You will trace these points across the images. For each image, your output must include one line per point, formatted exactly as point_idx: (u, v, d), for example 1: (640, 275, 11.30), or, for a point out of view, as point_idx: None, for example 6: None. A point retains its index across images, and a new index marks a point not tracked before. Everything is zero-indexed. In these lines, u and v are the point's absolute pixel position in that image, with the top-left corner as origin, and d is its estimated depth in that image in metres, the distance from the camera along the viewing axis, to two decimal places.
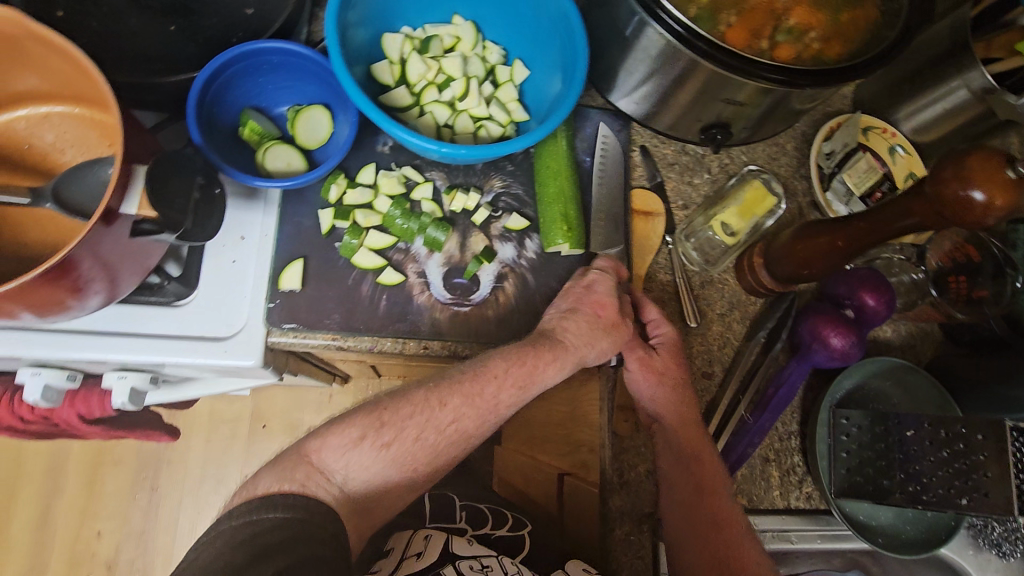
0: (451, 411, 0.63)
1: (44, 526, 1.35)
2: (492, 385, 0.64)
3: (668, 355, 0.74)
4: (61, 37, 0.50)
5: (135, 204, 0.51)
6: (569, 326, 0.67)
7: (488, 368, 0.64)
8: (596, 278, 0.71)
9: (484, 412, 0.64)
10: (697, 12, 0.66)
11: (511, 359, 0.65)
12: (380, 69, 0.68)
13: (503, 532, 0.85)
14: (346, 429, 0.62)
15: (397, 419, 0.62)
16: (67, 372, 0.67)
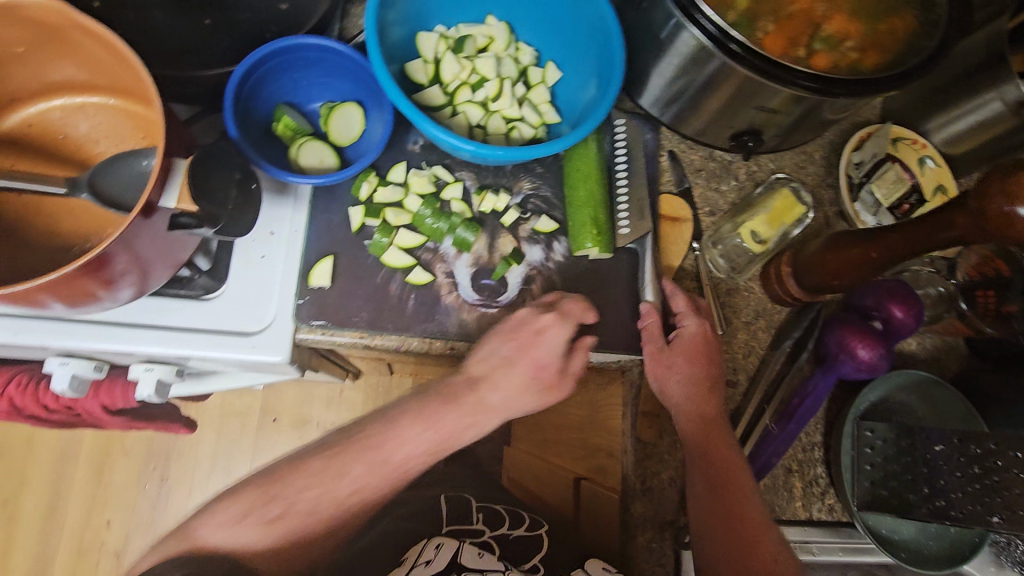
0: (351, 481, 0.66)
1: (54, 514, 1.35)
2: (399, 452, 0.67)
3: (684, 349, 0.71)
4: (106, 27, 0.50)
5: (175, 197, 0.51)
6: (499, 381, 0.68)
7: (400, 432, 0.67)
8: (548, 317, 0.67)
9: (391, 473, 0.67)
10: (735, 18, 0.65)
11: (426, 422, 0.67)
12: (414, 68, 0.68)
13: (523, 533, 0.83)
14: (234, 503, 0.66)
15: (286, 490, 0.66)
16: (94, 363, 0.67)
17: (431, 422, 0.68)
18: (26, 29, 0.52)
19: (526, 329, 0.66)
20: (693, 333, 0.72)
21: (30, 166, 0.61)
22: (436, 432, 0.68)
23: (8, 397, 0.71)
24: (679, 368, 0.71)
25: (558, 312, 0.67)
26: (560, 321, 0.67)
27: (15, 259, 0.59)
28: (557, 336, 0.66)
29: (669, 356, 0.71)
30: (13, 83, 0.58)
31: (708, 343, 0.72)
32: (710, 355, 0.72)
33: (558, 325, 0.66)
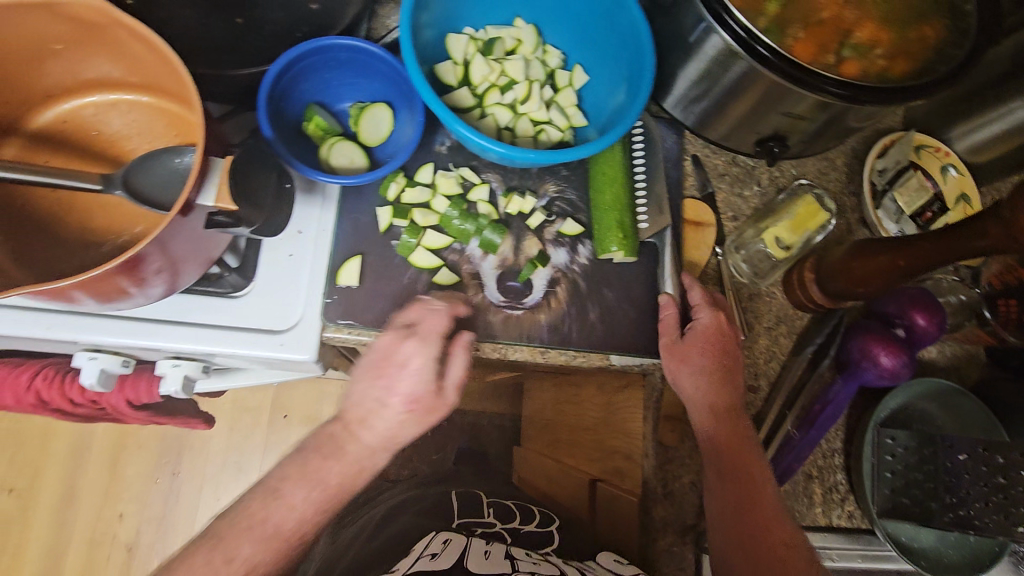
0: (240, 562, 0.58)
1: (65, 506, 1.36)
2: (286, 517, 0.60)
3: (697, 340, 0.70)
4: (147, 27, 0.50)
5: (212, 196, 0.51)
6: (371, 423, 0.62)
7: (280, 495, 0.60)
8: (409, 341, 0.63)
9: (281, 542, 0.59)
10: (765, 24, 0.65)
11: (301, 480, 0.61)
12: (444, 69, 0.69)
13: (533, 528, 0.83)
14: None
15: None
16: (122, 359, 0.68)
17: (309, 478, 0.61)
18: (67, 27, 0.52)
19: (392, 360, 0.62)
20: (706, 326, 0.71)
21: (65, 163, 0.62)
22: (319, 490, 0.61)
23: (35, 390, 0.71)
24: (694, 360, 0.70)
25: (418, 334, 0.63)
26: (423, 345, 0.62)
27: (49, 255, 0.59)
28: (425, 362, 0.62)
29: (684, 348, 0.71)
30: (49, 81, 0.59)
31: (723, 334, 0.71)
32: (725, 345, 0.71)
33: (418, 347, 0.62)
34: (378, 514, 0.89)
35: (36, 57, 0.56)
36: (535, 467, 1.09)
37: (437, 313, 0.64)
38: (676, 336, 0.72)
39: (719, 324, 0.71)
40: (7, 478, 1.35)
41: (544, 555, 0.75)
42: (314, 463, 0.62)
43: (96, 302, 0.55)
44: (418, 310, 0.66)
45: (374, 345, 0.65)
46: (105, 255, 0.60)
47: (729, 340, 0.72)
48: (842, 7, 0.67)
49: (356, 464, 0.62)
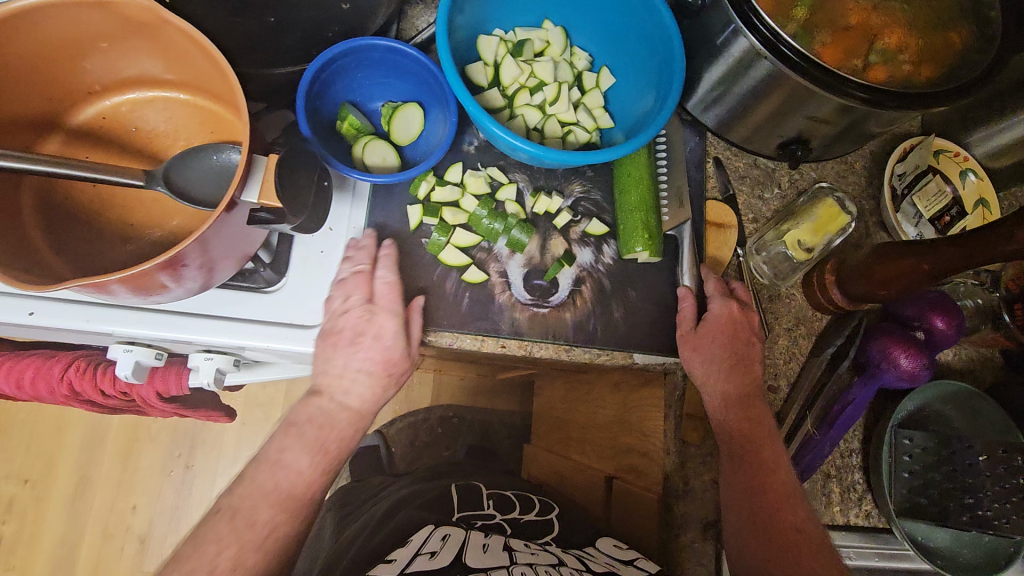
0: (263, 525, 0.59)
1: (80, 498, 1.37)
2: (296, 480, 0.62)
3: (710, 330, 0.73)
4: (194, 27, 0.52)
5: (256, 192, 0.52)
6: (350, 387, 0.66)
7: (284, 461, 0.63)
8: (380, 315, 0.66)
9: (296, 501, 0.62)
10: (794, 29, 0.66)
11: (298, 445, 0.64)
12: (475, 70, 0.71)
13: (533, 517, 0.86)
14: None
15: (199, 563, 0.56)
16: (155, 351, 0.69)
17: (305, 442, 0.64)
18: (115, 25, 0.54)
19: (367, 333, 0.66)
20: (719, 317, 0.73)
21: (105, 159, 0.63)
22: (319, 453, 0.64)
23: (67, 381, 0.73)
24: (706, 346, 0.73)
25: (382, 309, 0.67)
26: (397, 317, 0.67)
27: (90, 248, 0.60)
28: (399, 333, 0.67)
29: (699, 339, 0.73)
30: (91, 78, 0.60)
31: (734, 323, 0.73)
32: (736, 335, 0.73)
33: (391, 319, 0.67)
34: (377, 513, 0.87)
35: (82, 55, 0.57)
36: (544, 463, 1.09)
37: (391, 286, 0.68)
38: (693, 329, 0.74)
39: (730, 314, 0.73)
40: (22, 469, 1.36)
41: (543, 544, 0.78)
42: (312, 432, 0.64)
43: (134, 295, 0.55)
44: (340, 287, 0.67)
45: (334, 324, 0.66)
46: (144, 249, 0.61)
47: (744, 331, 0.74)
48: (870, 13, 0.67)
49: (350, 426, 0.67)
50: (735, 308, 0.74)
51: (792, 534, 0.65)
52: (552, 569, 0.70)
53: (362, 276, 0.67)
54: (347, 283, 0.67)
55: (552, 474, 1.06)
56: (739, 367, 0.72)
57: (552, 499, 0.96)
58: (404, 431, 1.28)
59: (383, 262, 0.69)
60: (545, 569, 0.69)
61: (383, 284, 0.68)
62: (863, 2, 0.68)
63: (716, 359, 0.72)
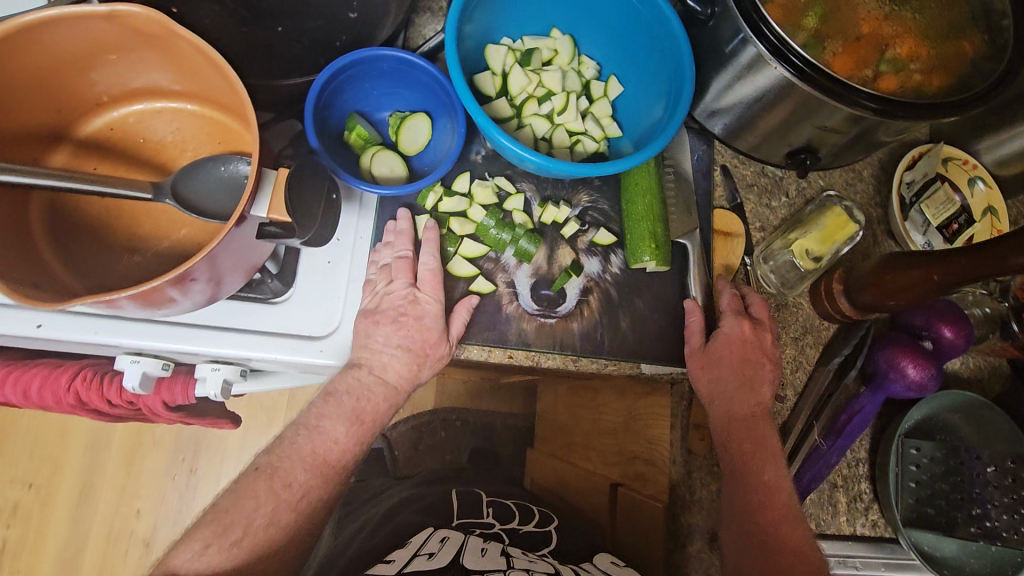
0: (298, 486, 0.64)
1: (84, 502, 1.37)
2: (331, 448, 0.66)
3: (722, 347, 0.72)
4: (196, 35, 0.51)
5: (265, 207, 0.52)
6: (387, 365, 0.68)
7: (322, 428, 0.66)
8: (422, 298, 0.69)
9: (330, 468, 0.66)
10: (803, 39, 0.66)
11: (336, 416, 0.66)
12: (483, 80, 0.72)
13: (532, 529, 0.85)
14: (189, 542, 0.61)
15: (237, 516, 0.62)
16: (163, 362, 0.69)
17: (343, 411, 0.66)
18: (123, 38, 0.53)
19: (410, 314, 0.68)
20: (731, 336, 0.72)
21: (113, 170, 0.63)
22: (355, 423, 0.67)
23: (74, 391, 0.73)
24: (714, 365, 0.72)
25: (425, 294, 0.70)
26: (439, 302, 0.70)
27: (98, 261, 0.60)
28: (441, 315, 0.69)
29: (709, 358, 0.73)
30: (98, 89, 0.59)
31: (746, 344, 0.73)
32: (747, 354, 0.73)
33: (433, 302, 0.69)
34: (377, 512, 0.87)
35: (89, 67, 0.56)
36: (545, 467, 1.07)
37: (432, 274, 0.70)
38: (701, 347, 0.74)
39: (743, 332, 0.73)
40: (27, 473, 1.36)
41: (540, 555, 0.77)
42: (349, 403, 0.67)
43: (142, 309, 0.54)
44: (385, 270, 0.70)
45: (378, 305, 0.68)
46: (152, 260, 0.61)
47: (755, 347, 0.73)
48: (882, 21, 0.66)
49: (385, 399, 0.68)
50: (747, 328, 0.73)
51: (791, 542, 0.65)
52: None
53: (405, 261, 0.70)
54: (388, 268, 0.69)
55: (556, 481, 1.03)
56: (748, 380, 0.72)
57: (553, 511, 0.95)
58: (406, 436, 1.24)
59: (425, 246, 0.71)
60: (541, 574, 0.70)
61: (424, 271, 0.71)
62: (876, 10, 0.66)
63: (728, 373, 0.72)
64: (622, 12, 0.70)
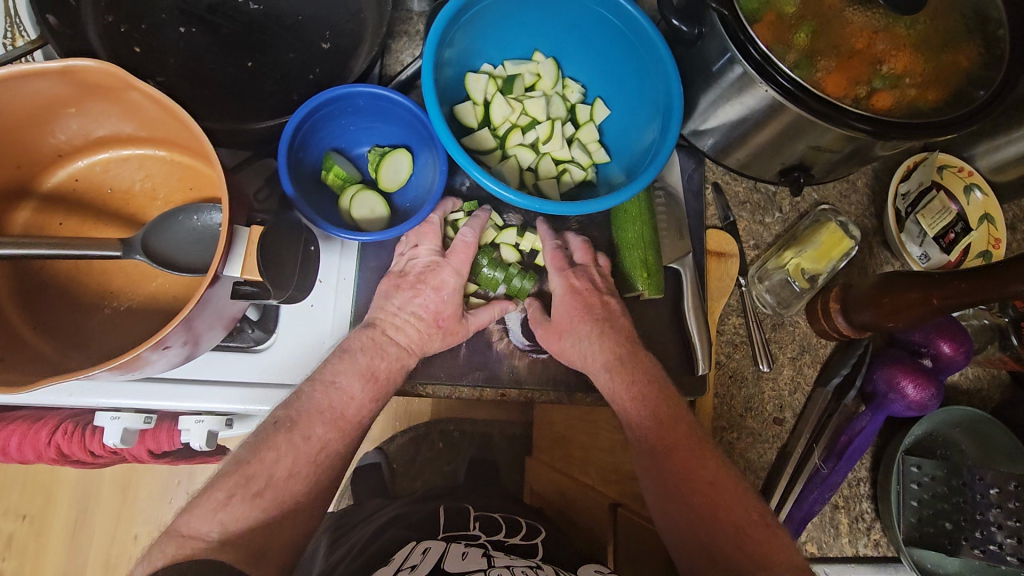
0: (318, 440, 0.62)
1: (79, 530, 1.31)
2: (349, 403, 0.64)
3: (564, 316, 0.71)
4: (148, 84, 0.49)
5: (239, 267, 0.50)
6: (403, 325, 0.68)
7: (339, 384, 0.64)
8: (444, 269, 0.70)
9: (348, 422, 0.64)
10: (795, 59, 0.63)
11: (351, 371, 0.65)
12: (465, 111, 0.70)
13: (518, 541, 0.79)
14: (209, 494, 0.57)
15: (259, 467, 0.59)
16: (143, 416, 0.66)
17: (357, 368, 0.65)
18: (79, 92, 0.51)
19: (428, 283, 0.70)
20: (560, 294, 0.72)
21: (80, 224, 0.60)
22: (371, 381, 0.66)
23: (55, 445, 0.72)
24: (568, 334, 0.70)
25: (449, 264, 0.70)
26: (459, 276, 0.70)
27: (66, 321, 0.57)
28: (459, 288, 0.70)
29: (557, 329, 0.71)
30: (59, 142, 0.57)
31: (581, 295, 0.72)
32: (585, 300, 0.72)
33: (454, 275, 0.70)
34: (368, 531, 0.83)
35: (47, 122, 0.54)
36: (545, 478, 1.00)
37: (467, 246, 0.70)
38: (548, 322, 0.72)
39: (573, 288, 0.72)
40: (19, 504, 1.31)
41: (523, 555, 0.75)
42: (363, 359, 0.66)
43: (112, 373, 0.50)
44: (414, 235, 0.72)
45: (404, 268, 0.71)
46: (124, 315, 0.59)
47: (590, 296, 0.72)
48: (873, 36, 0.63)
49: (397, 360, 0.68)
50: (575, 282, 0.72)
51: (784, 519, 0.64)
52: (528, 570, 0.69)
53: (432, 226, 0.71)
54: (417, 231, 0.71)
55: (556, 493, 0.98)
56: (646, 366, 0.69)
57: (549, 525, 0.89)
58: (406, 447, 1.16)
59: (472, 223, 0.71)
60: (522, 569, 0.69)
61: (459, 241, 0.70)
62: (867, 24, 0.63)
63: (582, 338, 0.70)
64: (603, 34, 0.69)
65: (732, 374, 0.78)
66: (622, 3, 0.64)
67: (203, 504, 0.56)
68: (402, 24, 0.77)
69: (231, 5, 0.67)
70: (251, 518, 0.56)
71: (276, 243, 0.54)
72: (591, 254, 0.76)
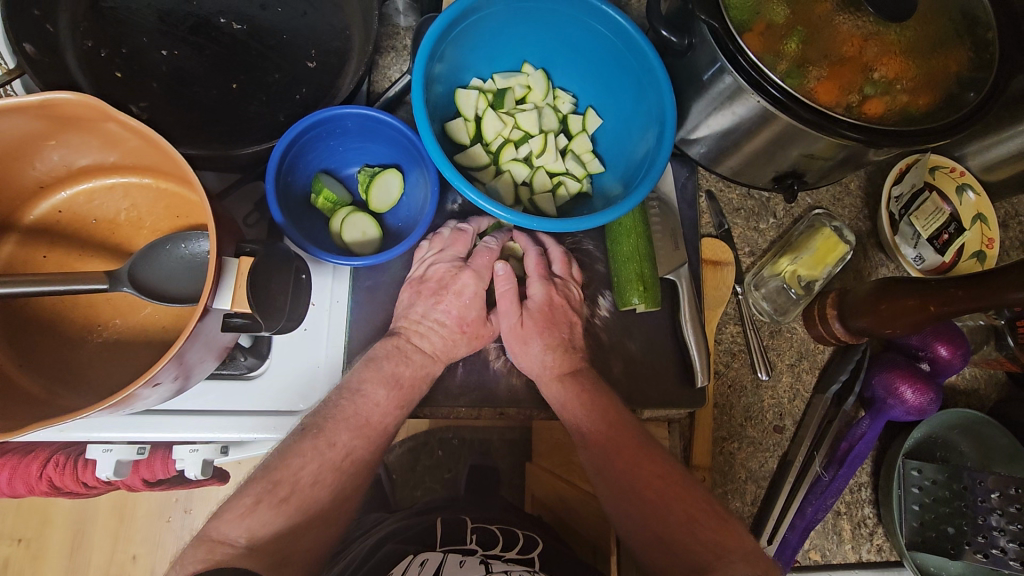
0: (343, 446, 0.63)
1: (76, 555, 1.18)
2: (373, 410, 0.65)
3: (534, 317, 0.74)
4: (125, 113, 0.47)
5: (229, 299, 0.49)
6: (428, 333, 0.71)
7: (364, 391, 0.65)
8: (464, 273, 0.73)
9: (372, 428, 0.65)
10: (786, 68, 0.62)
11: (376, 377, 0.67)
12: (456, 128, 0.70)
13: (515, 555, 0.75)
14: (239, 499, 0.59)
15: (286, 473, 0.60)
16: (136, 447, 0.66)
17: (382, 375, 0.67)
18: (56, 125, 0.49)
19: (449, 289, 0.72)
20: (537, 304, 0.74)
21: (64, 257, 0.59)
22: (395, 387, 0.67)
23: (46, 477, 0.72)
24: (530, 336, 0.73)
25: (471, 268, 0.74)
26: (479, 278, 0.74)
27: (54, 355, 0.56)
28: (478, 292, 0.74)
29: (525, 332, 0.74)
30: (39, 173, 0.55)
31: (553, 310, 0.74)
32: (555, 320, 0.74)
33: (474, 279, 0.73)
34: (365, 545, 0.82)
35: (27, 154, 0.52)
36: (546, 484, 0.96)
37: (490, 252, 0.75)
38: (519, 317, 0.74)
39: (551, 299, 0.74)
40: (13, 527, 1.17)
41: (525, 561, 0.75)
42: (388, 366, 0.68)
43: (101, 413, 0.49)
44: (440, 240, 0.75)
45: (425, 273, 0.73)
46: (112, 348, 0.57)
47: (562, 313, 0.75)
48: (864, 41, 0.62)
49: (421, 367, 0.70)
50: (555, 295, 0.75)
51: None
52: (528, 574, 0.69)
53: (463, 235, 0.74)
54: (445, 238, 0.75)
55: (557, 497, 0.93)
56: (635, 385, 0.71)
57: (539, 531, 0.87)
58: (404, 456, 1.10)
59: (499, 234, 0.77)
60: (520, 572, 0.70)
61: (484, 248, 0.75)
62: (858, 28, 0.62)
63: (548, 346, 0.73)
64: (594, 43, 0.68)
65: (731, 384, 0.79)
66: (611, 14, 0.63)
67: (231, 510, 0.58)
68: (389, 40, 0.77)
69: (213, 25, 0.66)
70: (275, 523, 0.58)
71: (267, 270, 0.53)
72: (570, 267, 0.77)
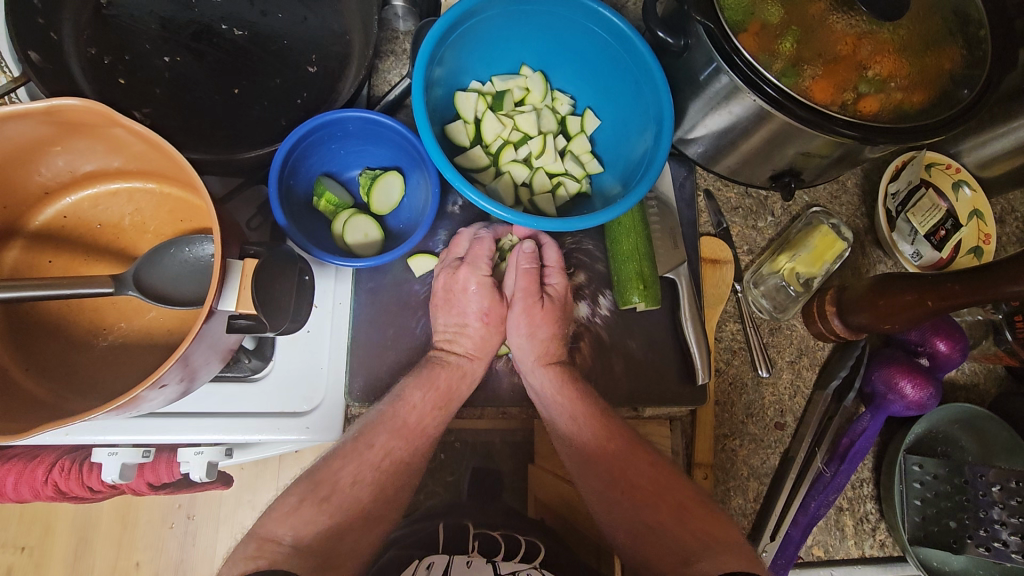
0: (381, 447, 0.68)
1: (81, 561, 1.18)
2: (412, 412, 0.70)
3: (552, 308, 0.76)
4: (128, 117, 0.48)
5: (233, 301, 0.50)
6: (460, 338, 0.74)
7: (404, 396, 0.70)
8: (462, 269, 0.74)
9: (411, 429, 0.70)
10: (780, 66, 0.63)
11: (416, 380, 0.71)
12: (456, 130, 0.71)
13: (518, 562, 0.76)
14: (284, 499, 0.66)
15: (327, 475, 0.67)
16: (141, 450, 0.66)
17: (423, 379, 0.71)
18: (62, 131, 0.50)
19: (455, 291, 0.74)
20: (558, 292, 0.76)
21: (69, 261, 0.60)
22: (430, 389, 0.71)
23: (52, 482, 0.73)
24: (541, 324, 0.75)
25: (470, 267, 0.74)
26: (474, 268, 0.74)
27: (60, 359, 0.57)
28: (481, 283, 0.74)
29: (540, 317, 0.75)
30: (44, 179, 0.56)
31: (568, 305, 0.77)
32: (560, 314, 0.76)
33: (471, 271, 0.74)
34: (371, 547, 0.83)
35: (34, 161, 0.53)
36: (548, 485, 0.90)
37: (482, 241, 0.75)
38: (538, 300, 0.75)
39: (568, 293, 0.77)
40: (17, 535, 1.17)
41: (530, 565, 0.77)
42: (427, 369, 0.72)
43: (107, 415, 0.49)
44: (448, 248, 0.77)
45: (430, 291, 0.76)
46: (118, 350, 0.58)
47: (569, 309, 0.78)
48: (857, 39, 0.62)
49: (457, 367, 0.73)
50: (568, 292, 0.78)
51: None
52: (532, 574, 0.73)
53: (462, 236, 0.76)
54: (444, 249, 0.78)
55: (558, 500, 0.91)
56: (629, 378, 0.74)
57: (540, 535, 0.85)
58: None
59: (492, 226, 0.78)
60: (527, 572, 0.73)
61: (476, 241, 0.75)
62: (852, 28, 0.62)
63: (547, 340, 0.75)
64: (592, 45, 0.69)
65: (732, 381, 0.80)
66: (608, 17, 0.64)
67: (279, 510, 0.65)
68: (388, 44, 0.78)
69: (214, 31, 0.67)
70: (320, 521, 0.64)
71: (274, 269, 0.54)
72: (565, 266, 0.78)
